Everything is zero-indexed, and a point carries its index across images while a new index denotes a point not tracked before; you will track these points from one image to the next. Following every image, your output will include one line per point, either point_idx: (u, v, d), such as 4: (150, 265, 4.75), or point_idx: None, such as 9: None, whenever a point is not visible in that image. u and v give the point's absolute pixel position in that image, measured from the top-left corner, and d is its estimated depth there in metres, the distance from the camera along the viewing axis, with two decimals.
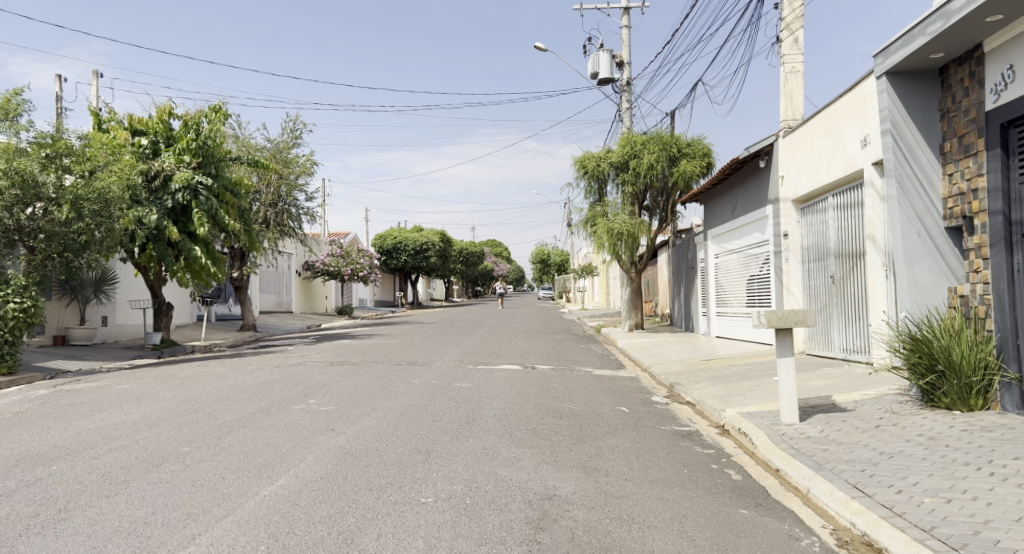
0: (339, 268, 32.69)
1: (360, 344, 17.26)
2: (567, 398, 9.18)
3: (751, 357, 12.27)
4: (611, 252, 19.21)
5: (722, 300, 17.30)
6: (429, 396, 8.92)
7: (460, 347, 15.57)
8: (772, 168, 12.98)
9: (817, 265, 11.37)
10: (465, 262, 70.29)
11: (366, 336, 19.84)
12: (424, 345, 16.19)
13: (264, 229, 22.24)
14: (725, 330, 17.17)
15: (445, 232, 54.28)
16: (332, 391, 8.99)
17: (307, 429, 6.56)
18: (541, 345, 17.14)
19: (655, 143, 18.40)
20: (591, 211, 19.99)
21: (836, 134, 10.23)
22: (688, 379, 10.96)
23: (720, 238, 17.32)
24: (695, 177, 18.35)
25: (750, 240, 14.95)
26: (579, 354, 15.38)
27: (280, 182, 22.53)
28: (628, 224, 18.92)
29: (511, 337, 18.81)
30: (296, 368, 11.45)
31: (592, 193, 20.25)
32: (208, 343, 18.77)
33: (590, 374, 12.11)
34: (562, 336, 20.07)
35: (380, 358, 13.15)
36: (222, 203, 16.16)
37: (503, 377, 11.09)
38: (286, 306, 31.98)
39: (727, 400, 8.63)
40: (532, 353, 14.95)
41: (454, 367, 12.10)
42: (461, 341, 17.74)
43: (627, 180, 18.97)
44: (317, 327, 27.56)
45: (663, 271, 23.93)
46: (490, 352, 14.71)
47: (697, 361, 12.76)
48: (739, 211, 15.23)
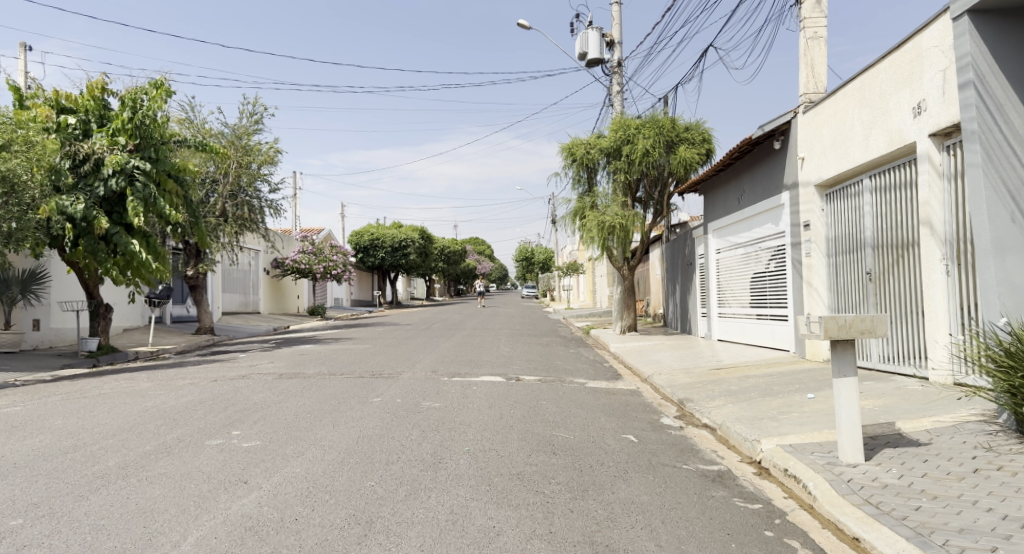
0: (310, 266, 30.99)
1: (325, 350, 15.43)
2: (559, 423, 7.48)
3: (769, 367, 10.64)
4: (601, 247, 17.56)
5: (725, 300, 15.68)
6: (388, 422, 7.18)
7: (434, 353, 13.82)
8: (790, 148, 11.36)
9: (849, 259, 9.76)
10: (446, 259, 68.44)
11: (334, 340, 18.02)
12: (395, 352, 14.41)
13: (221, 223, 20.44)
14: (728, 333, 15.54)
15: (425, 229, 52.42)
16: (267, 417, 7.22)
17: (211, 482, 4.83)
18: (525, 350, 15.45)
19: (651, 127, 16.77)
20: (580, 202, 18.35)
21: (877, 103, 8.62)
22: (700, 394, 9.31)
23: (723, 232, 15.70)
24: (695, 165, 16.73)
25: (760, 232, 13.33)
26: (569, 362, 13.70)
27: (240, 170, 20.72)
28: (621, 217, 17.28)
29: (492, 342, 17.11)
30: (235, 383, 9.64)
31: (580, 183, 18.63)
32: (156, 350, 16.85)
33: (582, 388, 10.42)
34: (548, 340, 18.38)
35: (340, 368, 11.37)
36: (164, 191, 14.30)
37: (483, 393, 9.36)
38: (252, 306, 30.00)
39: (758, 427, 6.96)
40: (516, 360, 13.24)
41: (424, 380, 10.36)
42: (437, 345, 16.00)
43: (619, 168, 17.33)
44: (285, 329, 25.69)
45: (656, 269, 22.33)
46: (468, 359, 12.99)
47: (706, 371, 11.11)
48: (747, 199, 13.62)
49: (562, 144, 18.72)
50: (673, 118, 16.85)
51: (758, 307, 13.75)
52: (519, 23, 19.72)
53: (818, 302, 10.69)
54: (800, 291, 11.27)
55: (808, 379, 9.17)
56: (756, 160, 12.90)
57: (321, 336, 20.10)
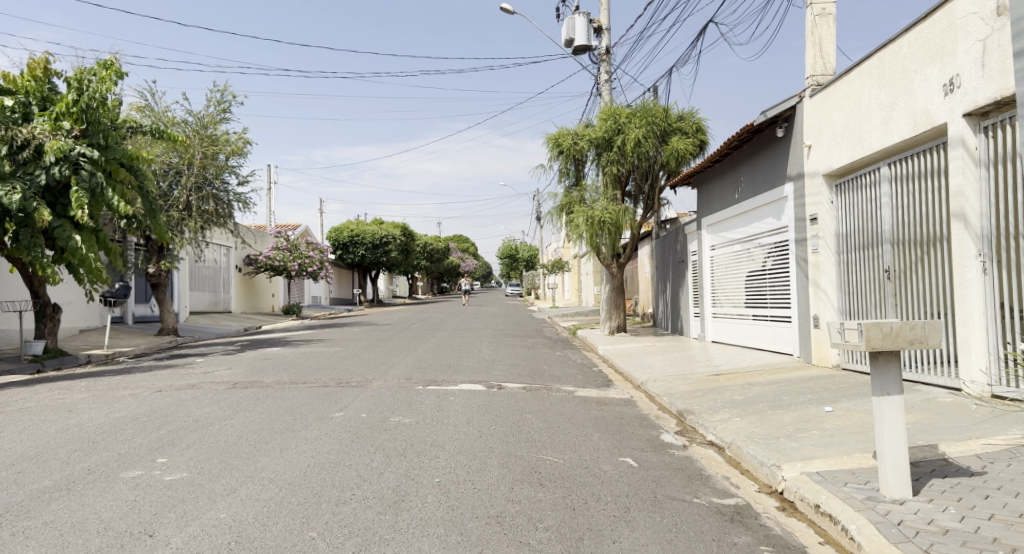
0: (285, 263, 30.17)
1: (292, 353, 14.36)
2: (546, 443, 6.51)
3: (774, 374, 9.73)
4: (590, 243, 16.65)
5: (720, 299, 14.79)
6: (348, 444, 6.17)
7: (410, 357, 12.81)
8: (795, 135, 10.47)
9: (864, 256, 8.87)
10: (429, 257, 67.24)
11: (305, 342, 16.91)
12: (368, 355, 13.36)
13: (185, 217, 19.62)
14: (724, 335, 14.66)
15: (407, 226, 51.26)
16: (206, 438, 6.19)
17: (105, 535, 3.81)
18: (507, 353, 14.50)
19: (641, 116, 15.84)
20: (567, 196, 17.43)
21: (898, 82, 7.72)
22: (702, 405, 8.38)
23: (717, 228, 14.83)
24: (688, 157, 15.83)
25: (759, 228, 12.44)
26: (555, 366, 12.75)
27: (207, 162, 19.77)
28: (612, 211, 16.38)
29: (473, 343, 16.16)
30: (183, 395, 8.58)
31: (567, 175, 17.70)
32: (111, 353, 15.67)
33: (570, 397, 9.47)
34: (534, 342, 17.45)
35: (303, 376, 10.32)
36: (113, 181, 13.25)
37: (460, 404, 8.36)
38: (224, 304, 28.93)
39: (775, 447, 6.02)
40: (497, 365, 12.26)
41: (396, 390, 9.35)
42: (414, 348, 14.99)
43: (609, 160, 16.42)
44: (257, 329, 24.56)
45: (646, 267, 21.43)
46: (446, 364, 11.99)
47: (704, 378, 10.19)
48: (745, 192, 12.75)
49: (548, 134, 17.76)
50: (666, 107, 15.95)
51: (757, 308, 12.86)
52: (501, 8, 18.74)
53: (826, 303, 9.79)
54: (805, 292, 10.38)
55: (821, 388, 8.27)
56: (756, 150, 12.02)
57: (292, 337, 18.98)
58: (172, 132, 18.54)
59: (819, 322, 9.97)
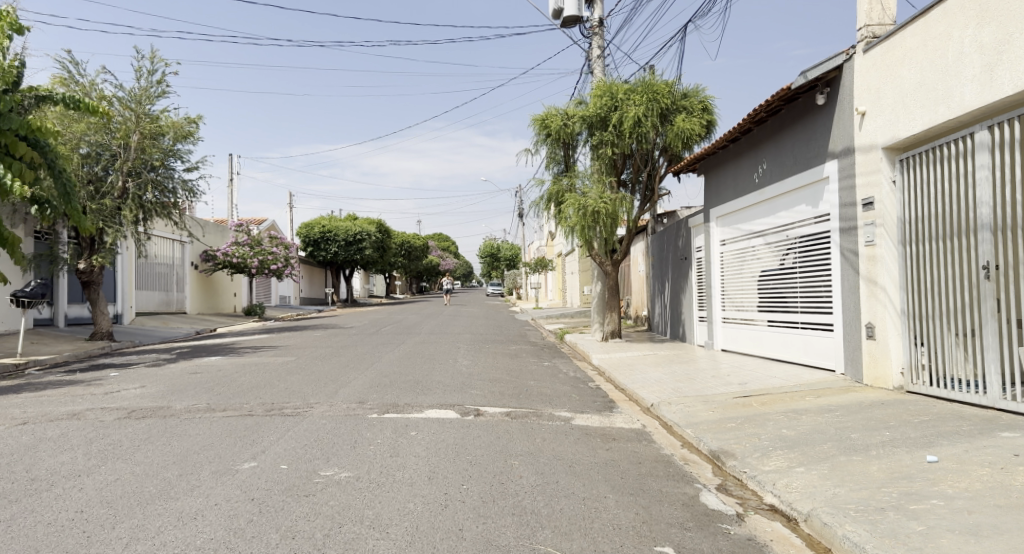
0: (245, 260, 28.18)
1: (232, 364, 12.12)
2: (541, 517, 4.41)
3: (822, 398, 7.70)
4: (582, 237, 14.65)
5: (734, 302, 12.81)
6: (240, 528, 4.02)
7: (369, 372, 10.64)
8: (844, 101, 8.44)
9: (942, 246, 6.94)
10: (406, 256, 65.02)
11: (254, 349, 14.67)
12: (319, 369, 11.18)
13: (123, 207, 17.51)
14: (740, 343, 12.67)
15: (383, 222, 48.95)
16: (18, 521, 4.00)
17: None
18: (486, 364, 12.40)
19: (642, 92, 13.76)
20: (556, 183, 15.44)
21: (1015, 14, 5.77)
22: (743, 444, 6.33)
23: (729, 220, 12.90)
24: (696, 139, 13.78)
25: (786, 218, 10.44)
26: (543, 382, 10.66)
27: (149, 144, 17.87)
28: (608, 202, 14.37)
29: (447, 352, 14.04)
30: (47, 431, 6.37)
31: (556, 161, 15.95)
32: (20, 361, 13.29)
33: (566, 426, 7.39)
34: (517, 349, 15.38)
35: (226, 400, 8.14)
36: (10, 157, 10.96)
37: (422, 443, 6.25)
38: (177, 304, 26.92)
39: (888, 530, 3.97)
40: (475, 382, 10.15)
41: (341, 421, 7.21)
42: (378, 358, 12.84)
43: (604, 142, 14.37)
44: (209, 333, 22.23)
45: (640, 266, 19.52)
46: (412, 381, 9.86)
47: (731, 400, 8.16)
48: (770, 176, 10.77)
49: (534, 115, 15.72)
50: (669, 81, 13.89)
51: (782, 314, 10.88)
52: None
53: (883, 306, 7.83)
54: (854, 293, 8.39)
55: (899, 423, 6.25)
56: (787, 124, 10.02)
57: (243, 343, 16.75)
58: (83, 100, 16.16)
59: (874, 331, 8.00)
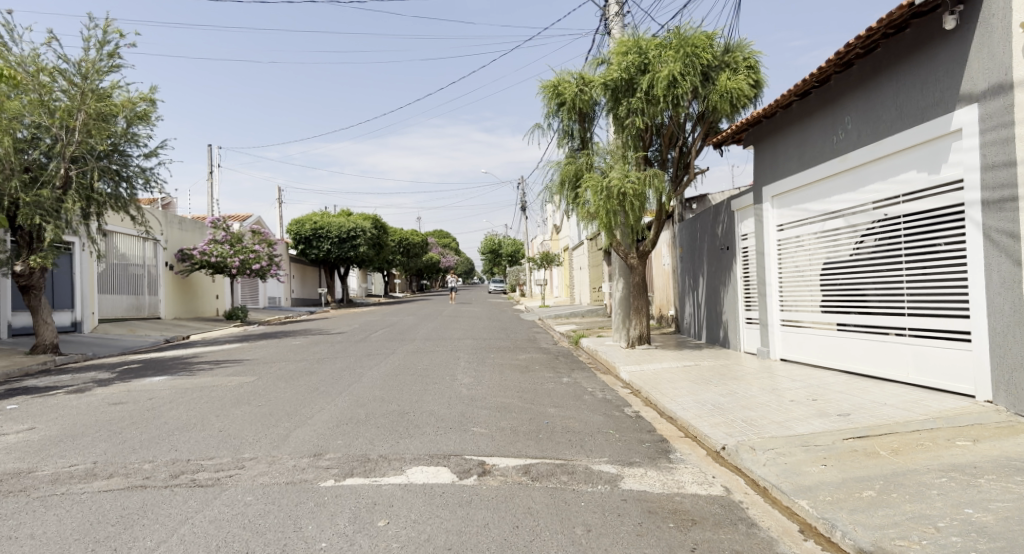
0: (225, 259, 25.85)
1: (174, 388, 9.69)
2: None
3: (987, 445, 5.24)
4: (605, 225, 12.21)
5: (796, 301, 10.36)
6: None
7: (341, 400, 8.24)
8: (991, 17, 5.99)
9: None
10: (405, 253, 62.70)
11: (212, 365, 12.22)
12: (280, 395, 8.77)
13: (67, 198, 15.19)
14: (805, 352, 10.20)
15: (379, 218, 46.59)
16: None
17: None
18: (492, 383, 10.00)
19: (677, 46, 11.31)
20: (573, 161, 13.05)
21: None
22: (917, 541, 3.87)
23: (788, 201, 10.48)
24: (743, 102, 11.32)
25: (879, 191, 7.99)
26: (566, 410, 8.24)
27: (97, 125, 15.42)
28: (637, 181, 11.92)
29: (446, 366, 11.64)
30: None
31: (571, 137, 13.62)
32: None
33: (613, 495, 4.96)
34: (527, 360, 12.96)
35: (126, 456, 5.72)
36: None
37: (394, 548, 3.83)
38: (148, 308, 24.58)
39: None
40: (479, 412, 7.76)
41: (279, 495, 4.79)
42: (360, 376, 10.44)
43: (630, 110, 11.93)
44: (180, 341, 19.84)
45: (665, 258, 17.14)
46: (396, 414, 7.47)
47: (843, 446, 5.71)
48: (856, 137, 8.33)
49: (545, 81, 13.32)
50: (709, 34, 11.45)
51: (872, 318, 8.42)
52: None
53: None
54: (1011, 290, 5.94)
55: None
56: (887, 65, 7.59)
57: (207, 355, 14.36)
58: (10, 72, 13.73)
59: None
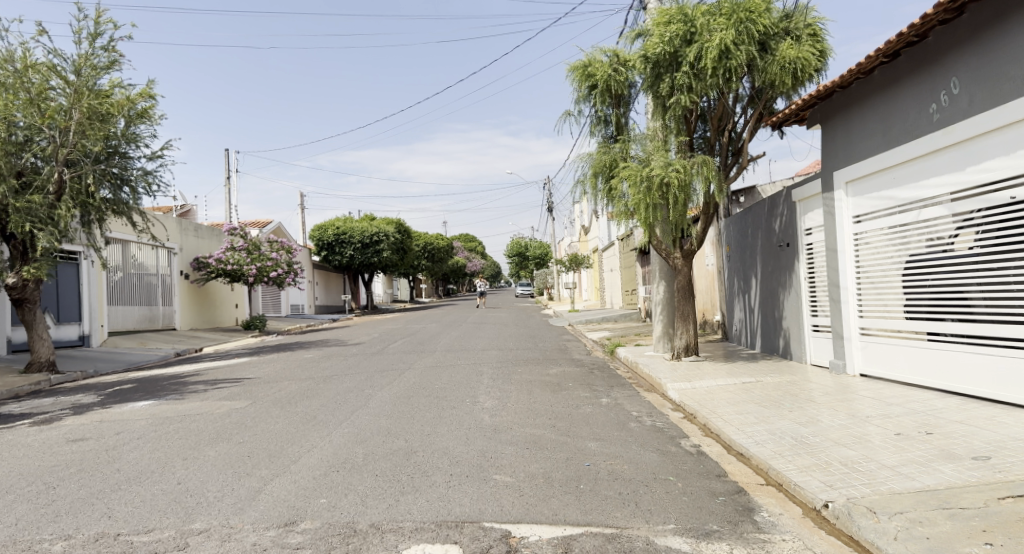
0: (241, 267, 24.82)
1: (153, 416, 8.40)
2: None
3: None
4: (645, 222, 10.62)
5: (879, 303, 8.78)
6: None
7: (339, 435, 6.84)
8: None
9: None
10: (431, 258, 61.76)
11: (208, 385, 10.94)
12: (269, 426, 7.41)
13: (61, 204, 14.06)
14: (893, 367, 8.60)
15: (403, 222, 45.48)
16: None
17: None
18: (520, 407, 8.54)
19: (728, 11, 9.75)
20: (607, 151, 11.50)
21: None
22: None
23: (866, 187, 8.89)
24: (807, 74, 9.74)
25: (1005, 167, 6.57)
26: (610, 445, 6.74)
27: (92, 125, 14.27)
28: (682, 170, 10.31)
29: (468, 385, 10.21)
30: None
31: (603, 124, 12.08)
32: None
33: None
34: (560, 375, 11.48)
35: (39, 528, 4.37)
36: None
37: None
38: (162, 319, 23.61)
39: None
40: (504, 451, 6.31)
41: None
42: (368, 399, 9.05)
43: (674, 88, 10.36)
44: (190, 356, 18.75)
45: (709, 258, 15.60)
46: (402, 456, 6.05)
47: (1002, 512, 4.14)
48: (967, 103, 6.89)
49: (574, 61, 11.80)
50: None
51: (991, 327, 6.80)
52: None
53: None
54: None
55: None
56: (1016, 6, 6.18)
57: (209, 371, 13.13)
58: None
59: None
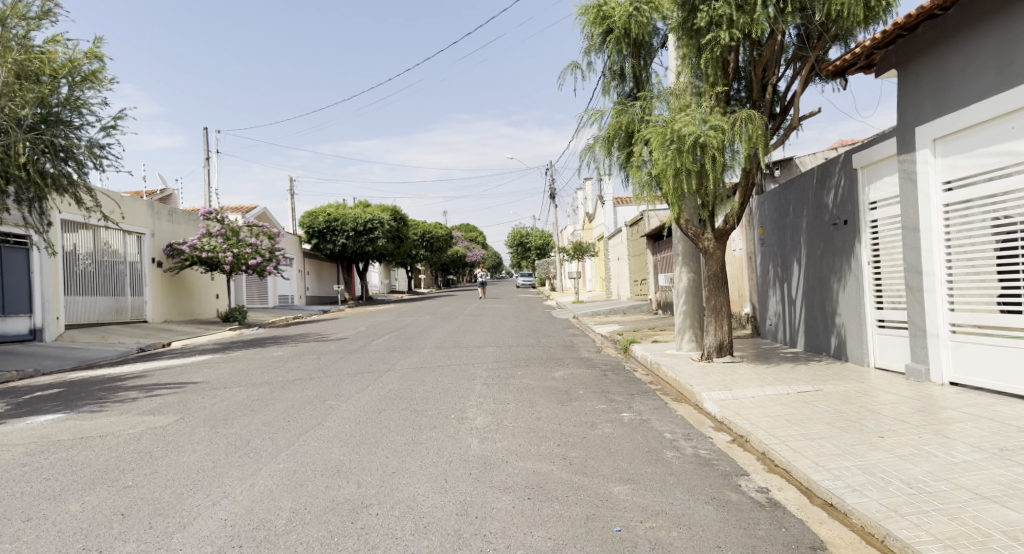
0: (217, 254, 22.92)
1: (44, 437, 6.49)
2: None
3: None
4: (673, 192, 8.65)
5: (978, 291, 6.88)
6: None
7: (268, 475, 4.94)
8: None
9: None
10: (429, 247, 59.95)
11: (141, 392, 9.02)
12: (182, 457, 5.50)
13: None
14: (997, 374, 6.69)
15: (399, 209, 43.55)
16: None
17: None
18: (520, 426, 6.62)
19: None
20: (624, 110, 9.52)
21: None
22: None
23: (962, 143, 6.98)
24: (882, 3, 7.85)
25: None
26: (645, 490, 4.81)
27: (23, 86, 12.28)
28: (720, 127, 8.34)
29: (457, 394, 8.29)
30: None
31: (620, 80, 10.12)
32: None
33: None
34: (568, 380, 9.57)
35: None
36: None
37: None
38: (131, 311, 21.71)
39: None
40: (497, 506, 4.38)
41: None
42: (327, 414, 7.13)
43: (712, 26, 8.43)
44: (153, 352, 16.85)
45: (738, 242, 13.72)
46: (348, 516, 4.14)
47: None
48: None
49: (585, 2, 9.82)
50: None
51: None
52: None
53: None
54: None
55: None
56: None
57: (156, 372, 11.22)
58: None
59: None
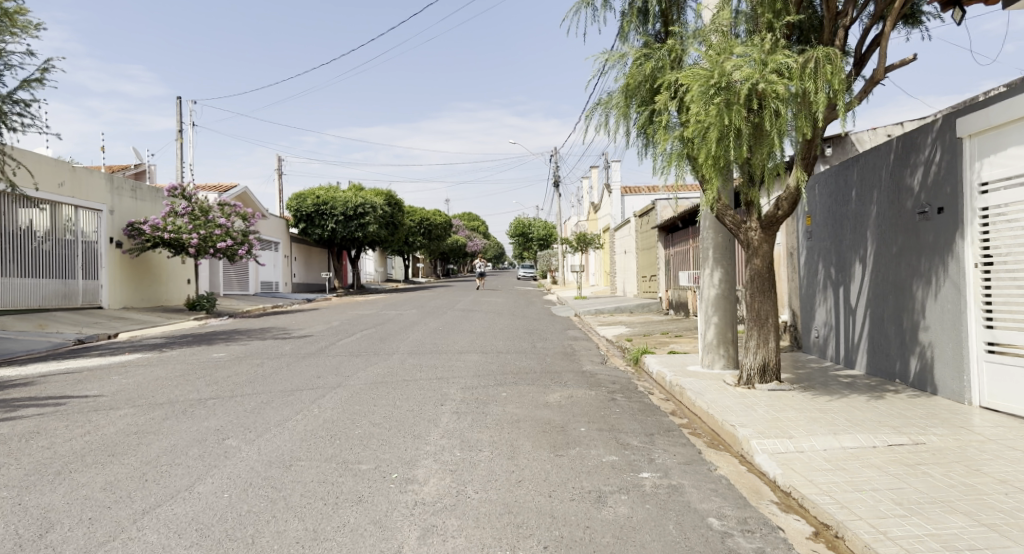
0: (181, 235, 20.71)
1: None
2: None
3: None
4: (714, 162, 6.40)
5: None
6: None
7: None
8: None
9: None
10: (427, 234, 57.75)
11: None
12: None
13: None
14: None
15: (395, 194, 41.20)
16: None
17: None
18: (489, 501, 4.37)
19: None
20: (650, 55, 7.24)
21: None
22: None
23: None
24: None
25: None
26: None
27: None
28: (788, 70, 6.13)
29: (411, 432, 6.01)
30: None
31: (643, 18, 7.82)
32: None
33: None
34: (565, 409, 7.31)
35: None
36: None
37: None
38: (83, 295, 19.47)
39: None
40: None
41: None
42: (210, 470, 4.86)
43: None
44: (89, 345, 14.64)
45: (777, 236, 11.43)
46: None
47: None
48: None
49: None
50: None
51: None
52: None
53: None
54: None
55: None
56: None
57: (50, 377, 8.94)
58: None
59: None
